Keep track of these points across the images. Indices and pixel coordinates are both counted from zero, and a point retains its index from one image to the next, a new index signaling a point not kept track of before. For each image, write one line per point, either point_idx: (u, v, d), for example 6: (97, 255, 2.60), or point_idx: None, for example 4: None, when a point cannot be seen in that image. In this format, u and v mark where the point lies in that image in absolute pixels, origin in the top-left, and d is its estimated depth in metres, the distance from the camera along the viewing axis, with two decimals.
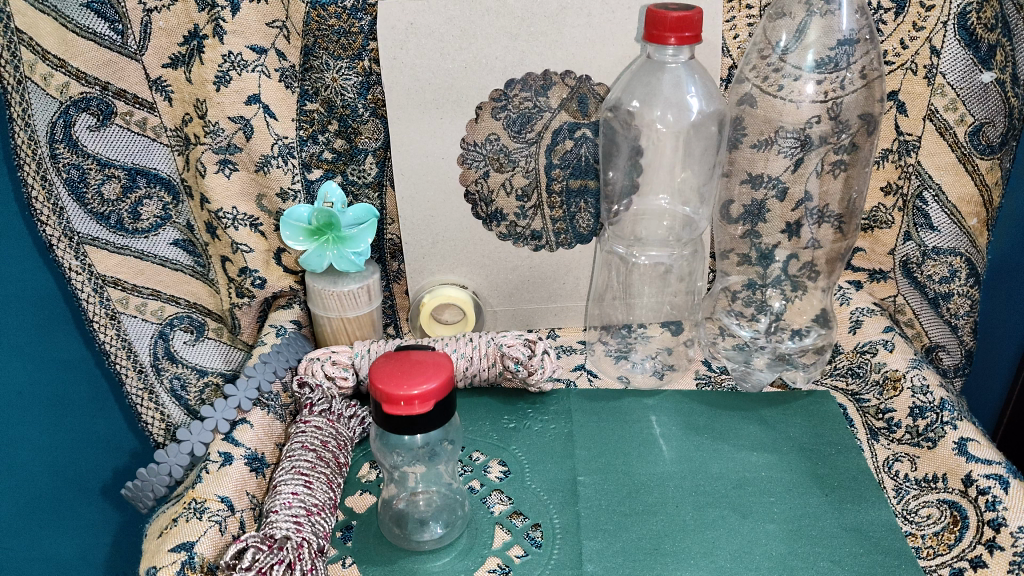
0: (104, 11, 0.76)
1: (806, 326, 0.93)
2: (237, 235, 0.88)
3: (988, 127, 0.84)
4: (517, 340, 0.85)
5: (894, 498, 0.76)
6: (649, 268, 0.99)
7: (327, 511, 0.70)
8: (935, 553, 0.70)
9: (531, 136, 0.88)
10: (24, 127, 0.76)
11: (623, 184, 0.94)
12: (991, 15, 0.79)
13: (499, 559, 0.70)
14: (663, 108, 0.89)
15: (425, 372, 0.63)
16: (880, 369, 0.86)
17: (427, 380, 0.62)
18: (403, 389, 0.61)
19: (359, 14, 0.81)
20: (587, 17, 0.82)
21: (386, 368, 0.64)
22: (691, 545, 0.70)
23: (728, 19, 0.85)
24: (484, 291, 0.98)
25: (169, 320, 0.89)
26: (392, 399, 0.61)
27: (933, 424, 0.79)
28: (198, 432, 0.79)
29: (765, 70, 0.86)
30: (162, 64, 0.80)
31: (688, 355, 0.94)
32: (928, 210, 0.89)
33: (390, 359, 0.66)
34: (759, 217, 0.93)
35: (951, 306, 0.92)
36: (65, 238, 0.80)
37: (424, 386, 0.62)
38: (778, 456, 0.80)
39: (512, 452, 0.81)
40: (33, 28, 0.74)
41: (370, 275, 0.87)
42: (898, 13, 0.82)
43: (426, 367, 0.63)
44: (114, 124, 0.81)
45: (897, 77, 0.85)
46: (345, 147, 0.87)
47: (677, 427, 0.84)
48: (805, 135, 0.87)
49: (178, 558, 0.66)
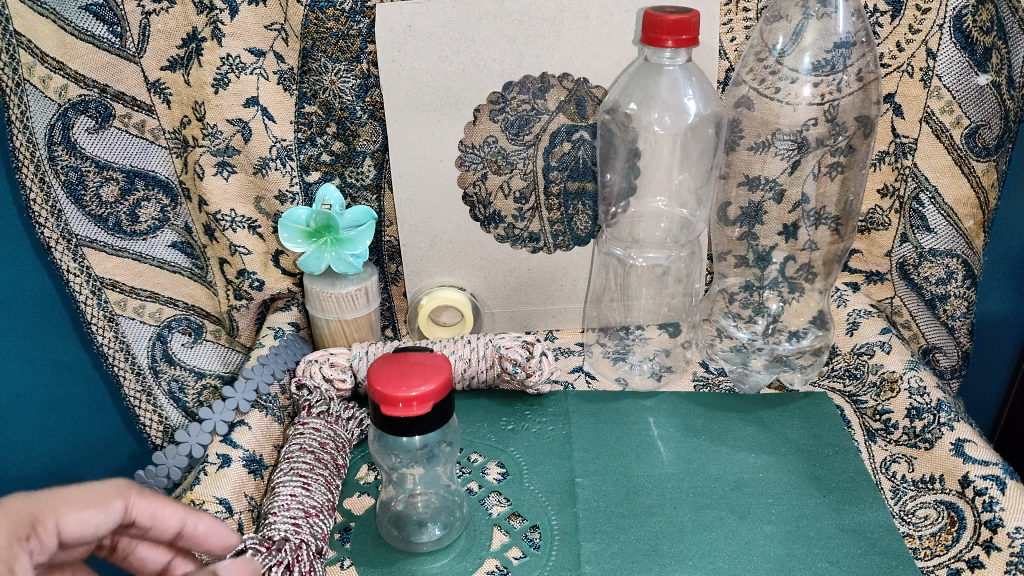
0: (104, 13, 0.76)
1: (803, 327, 0.94)
2: (235, 237, 0.88)
3: (984, 129, 0.84)
4: (515, 341, 0.85)
5: (892, 498, 0.76)
6: (648, 269, 0.99)
7: (326, 512, 0.70)
8: (932, 554, 0.70)
9: (529, 139, 0.88)
10: (23, 130, 0.76)
11: (621, 186, 0.95)
12: (986, 18, 0.80)
13: (498, 560, 0.70)
14: (660, 111, 0.89)
15: (424, 373, 0.63)
16: (877, 370, 0.86)
17: (425, 382, 0.62)
18: (402, 390, 0.61)
19: (359, 17, 0.81)
20: (585, 20, 0.83)
21: (384, 369, 0.64)
22: (690, 547, 0.71)
23: (726, 22, 0.85)
24: (483, 293, 0.98)
25: (167, 322, 0.89)
26: (390, 400, 0.61)
27: (930, 425, 0.79)
28: (198, 434, 0.79)
29: (762, 73, 0.86)
30: (160, 66, 0.80)
31: (686, 356, 0.94)
32: (925, 211, 0.89)
33: (389, 360, 0.66)
34: (756, 219, 0.93)
35: (948, 307, 0.92)
36: (64, 240, 0.81)
37: (422, 386, 0.62)
38: (776, 457, 0.80)
39: (510, 453, 0.81)
40: (32, 32, 0.74)
41: (369, 277, 0.87)
42: (894, 16, 0.82)
43: (424, 368, 0.64)
44: (113, 127, 0.80)
45: (894, 79, 0.85)
46: (343, 150, 0.88)
47: (675, 428, 0.84)
48: (802, 136, 0.87)
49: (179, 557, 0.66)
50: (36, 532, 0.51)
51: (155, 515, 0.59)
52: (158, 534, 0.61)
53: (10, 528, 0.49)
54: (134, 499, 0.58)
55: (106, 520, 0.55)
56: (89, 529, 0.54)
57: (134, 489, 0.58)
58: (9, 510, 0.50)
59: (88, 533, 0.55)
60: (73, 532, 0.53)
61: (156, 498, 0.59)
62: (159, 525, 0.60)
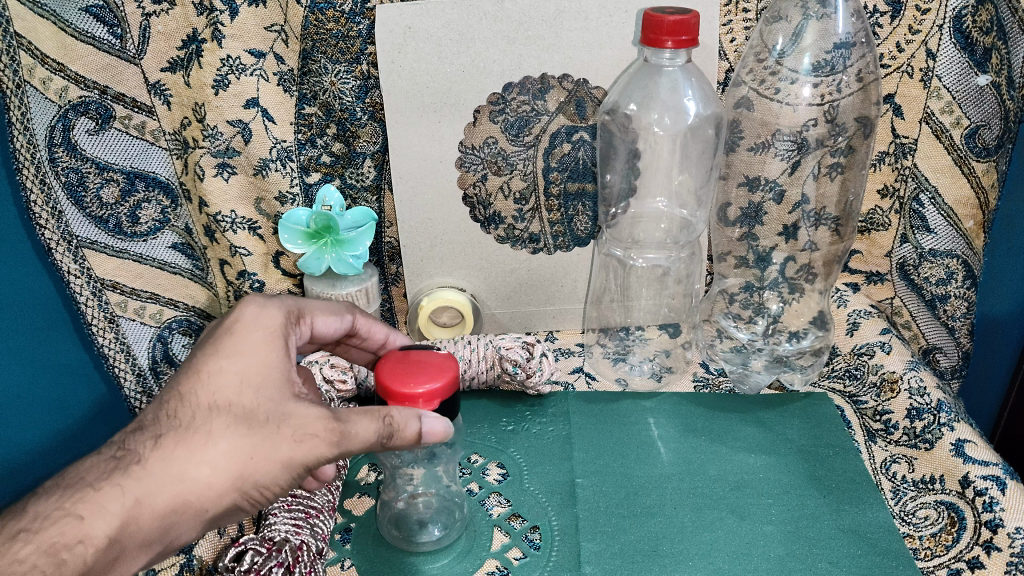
0: (104, 15, 0.76)
1: (803, 328, 0.94)
2: (236, 238, 0.89)
3: (984, 129, 0.84)
4: (515, 343, 0.85)
5: (892, 499, 0.76)
6: (648, 270, 0.99)
7: (326, 513, 0.70)
8: (933, 554, 0.70)
9: (529, 139, 0.88)
10: (24, 132, 0.76)
11: (621, 187, 0.95)
12: (986, 18, 0.80)
13: (498, 561, 0.71)
14: (660, 111, 0.90)
15: (430, 371, 0.63)
16: (878, 370, 0.87)
17: (438, 379, 0.62)
18: (409, 386, 0.61)
19: (358, 18, 0.82)
20: (585, 20, 0.83)
21: (390, 368, 0.63)
22: (690, 547, 0.71)
23: (726, 22, 0.85)
24: (483, 294, 0.98)
25: (167, 323, 0.89)
26: (400, 396, 0.61)
27: (930, 425, 0.79)
28: None
29: (761, 73, 0.86)
30: (161, 67, 0.80)
31: (686, 357, 0.94)
32: (925, 212, 0.90)
33: (395, 357, 0.65)
34: (757, 219, 0.93)
35: (949, 308, 0.91)
36: (65, 242, 0.80)
37: (435, 383, 0.62)
38: (776, 458, 0.80)
39: (510, 454, 0.81)
40: (33, 33, 0.74)
41: (370, 278, 0.88)
42: (894, 17, 0.82)
43: (430, 366, 0.63)
44: (113, 128, 0.81)
45: (893, 80, 0.85)
46: (344, 151, 0.88)
47: (674, 429, 0.84)
48: (802, 137, 0.88)
49: (176, 560, 0.68)
50: (299, 323, 0.65)
51: (370, 328, 0.72)
52: (370, 345, 0.74)
53: (286, 313, 0.63)
54: (360, 318, 0.71)
55: (341, 326, 0.69)
56: (331, 329, 0.68)
57: (358, 308, 0.72)
58: (285, 301, 0.64)
59: (330, 332, 0.69)
60: (321, 329, 0.67)
61: (371, 318, 0.73)
62: (371, 338, 0.73)
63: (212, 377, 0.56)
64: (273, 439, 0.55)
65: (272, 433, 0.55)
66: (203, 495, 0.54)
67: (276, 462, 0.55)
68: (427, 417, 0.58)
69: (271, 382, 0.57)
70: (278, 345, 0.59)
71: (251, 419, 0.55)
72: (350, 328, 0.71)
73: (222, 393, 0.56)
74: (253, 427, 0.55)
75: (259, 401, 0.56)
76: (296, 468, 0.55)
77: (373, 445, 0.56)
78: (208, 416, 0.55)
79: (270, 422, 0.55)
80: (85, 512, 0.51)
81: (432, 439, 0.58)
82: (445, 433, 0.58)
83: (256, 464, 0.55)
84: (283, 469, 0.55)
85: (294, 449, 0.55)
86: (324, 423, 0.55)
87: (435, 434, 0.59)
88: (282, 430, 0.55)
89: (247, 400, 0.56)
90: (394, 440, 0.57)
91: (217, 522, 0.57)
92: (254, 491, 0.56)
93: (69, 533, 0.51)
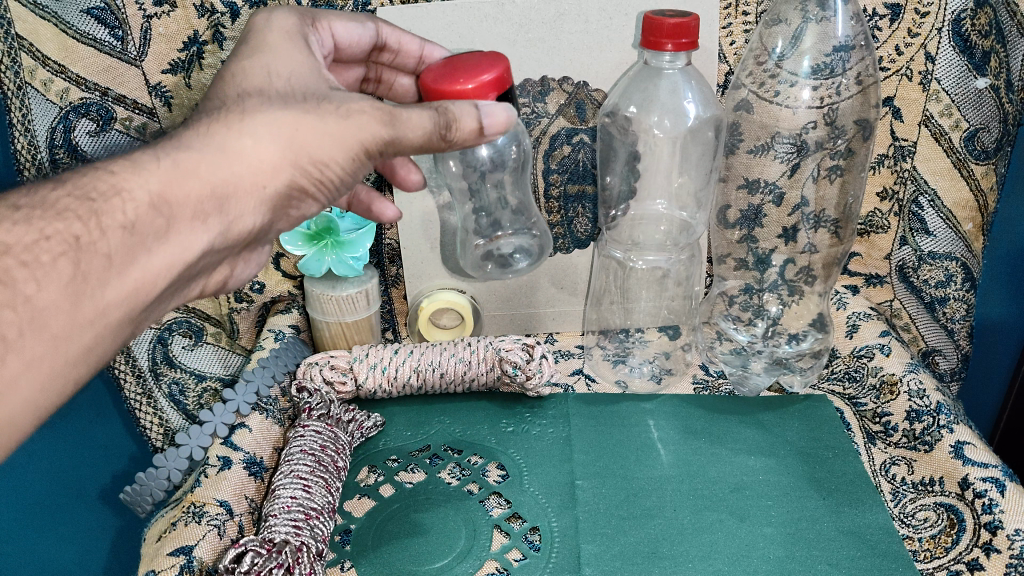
0: (105, 17, 0.76)
1: (803, 330, 0.94)
2: None
3: (983, 132, 0.85)
4: (515, 344, 0.85)
5: (891, 501, 0.77)
6: (648, 272, 0.99)
7: (326, 514, 0.70)
8: (932, 556, 0.71)
9: (529, 141, 0.88)
10: (24, 132, 0.78)
11: (620, 189, 0.94)
12: (985, 22, 0.81)
13: (498, 562, 0.70)
14: (660, 113, 0.88)
15: (480, 67, 0.62)
16: (877, 372, 0.87)
17: (484, 72, 0.61)
18: (459, 83, 0.60)
19: None
20: (585, 23, 0.83)
21: (439, 72, 0.62)
22: (690, 549, 0.71)
23: (726, 25, 0.86)
24: (483, 297, 0.98)
25: (168, 325, 0.88)
26: (452, 98, 0.60)
27: (930, 427, 0.79)
28: (198, 436, 0.79)
29: (761, 76, 0.86)
30: (162, 69, 0.80)
31: (686, 359, 0.94)
32: (924, 214, 0.90)
33: (438, 68, 0.64)
34: (756, 221, 0.93)
35: (947, 310, 0.93)
36: None
37: (484, 75, 0.61)
38: (775, 460, 0.80)
39: (510, 456, 0.81)
40: (33, 34, 0.75)
41: (369, 280, 0.88)
42: (893, 20, 0.83)
43: (480, 64, 0.62)
44: (114, 130, 0.80)
45: (892, 83, 0.86)
46: None
47: (674, 431, 0.84)
48: (801, 140, 0.88)
49: (177, 561, 0.66)
50: (317, 27, 0.64)
51: (400, 40, 0.71)
52: (406, 61, 0.73)
53: (299, 15, 0.62)
54: (383, 26, 0.69)
55: (365, 33, 0.68)
56: (354, 37, 0.68)
57: (381, 18, 0.70)
58: (297, 9, 0.63)
59: (354, 42, 0.68)
60: (344, 37, 0.67)
61: (397, 27, 0.71)
62: (404, 51, 0.72)
63: (240, 75, 0.54)
64: (318, 113, 0.51)
65: (317, 109, 0.51)
66: (255, 171, 0.50)
67: (324, 138, 0.51)
68: (483, 107, 0.56)
69: (301, 73, 0.55)
70: (299, 45, 0.58)
71: (289, 99, 0.52)
72: (376, 38, 0.70)
73: (252, 83, 0.54)
74: (296, 105, 0.51)
75: (292, 86, 0.54)
76: (351, 143, 0.52)
77: (430, 134, 0.54)
78: (241, 99, 0.52)
79: (309, 100, 0.52)
80: (124, 174, 0.47)
81: (496, 130, 0.57)
82: (506, 123, 0.57)
83: (305, 134, 0.51)
84: (337, 144, 0.51)
85: (341, 123, 0.51)
86: (370, 103, 0.52)
87: (497, 125, 0.57)
88: (324, 106, 0.52)
89: (281, 85, 0.53)
90: (453, 134, 0.55)
91: (283, 204, 0.53)
92: (311, 168, 0.52)
93: (107, 189, 0.46)
